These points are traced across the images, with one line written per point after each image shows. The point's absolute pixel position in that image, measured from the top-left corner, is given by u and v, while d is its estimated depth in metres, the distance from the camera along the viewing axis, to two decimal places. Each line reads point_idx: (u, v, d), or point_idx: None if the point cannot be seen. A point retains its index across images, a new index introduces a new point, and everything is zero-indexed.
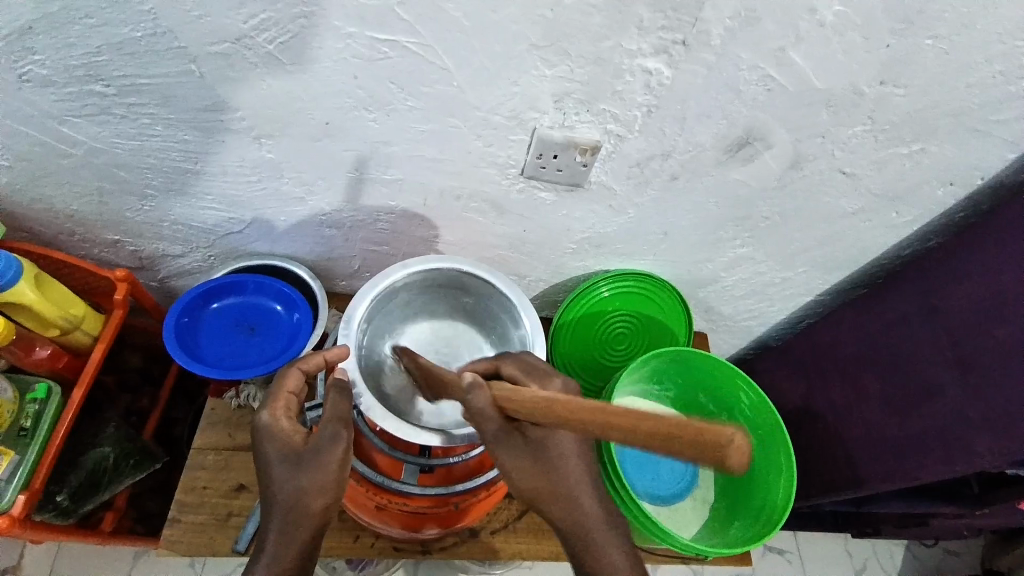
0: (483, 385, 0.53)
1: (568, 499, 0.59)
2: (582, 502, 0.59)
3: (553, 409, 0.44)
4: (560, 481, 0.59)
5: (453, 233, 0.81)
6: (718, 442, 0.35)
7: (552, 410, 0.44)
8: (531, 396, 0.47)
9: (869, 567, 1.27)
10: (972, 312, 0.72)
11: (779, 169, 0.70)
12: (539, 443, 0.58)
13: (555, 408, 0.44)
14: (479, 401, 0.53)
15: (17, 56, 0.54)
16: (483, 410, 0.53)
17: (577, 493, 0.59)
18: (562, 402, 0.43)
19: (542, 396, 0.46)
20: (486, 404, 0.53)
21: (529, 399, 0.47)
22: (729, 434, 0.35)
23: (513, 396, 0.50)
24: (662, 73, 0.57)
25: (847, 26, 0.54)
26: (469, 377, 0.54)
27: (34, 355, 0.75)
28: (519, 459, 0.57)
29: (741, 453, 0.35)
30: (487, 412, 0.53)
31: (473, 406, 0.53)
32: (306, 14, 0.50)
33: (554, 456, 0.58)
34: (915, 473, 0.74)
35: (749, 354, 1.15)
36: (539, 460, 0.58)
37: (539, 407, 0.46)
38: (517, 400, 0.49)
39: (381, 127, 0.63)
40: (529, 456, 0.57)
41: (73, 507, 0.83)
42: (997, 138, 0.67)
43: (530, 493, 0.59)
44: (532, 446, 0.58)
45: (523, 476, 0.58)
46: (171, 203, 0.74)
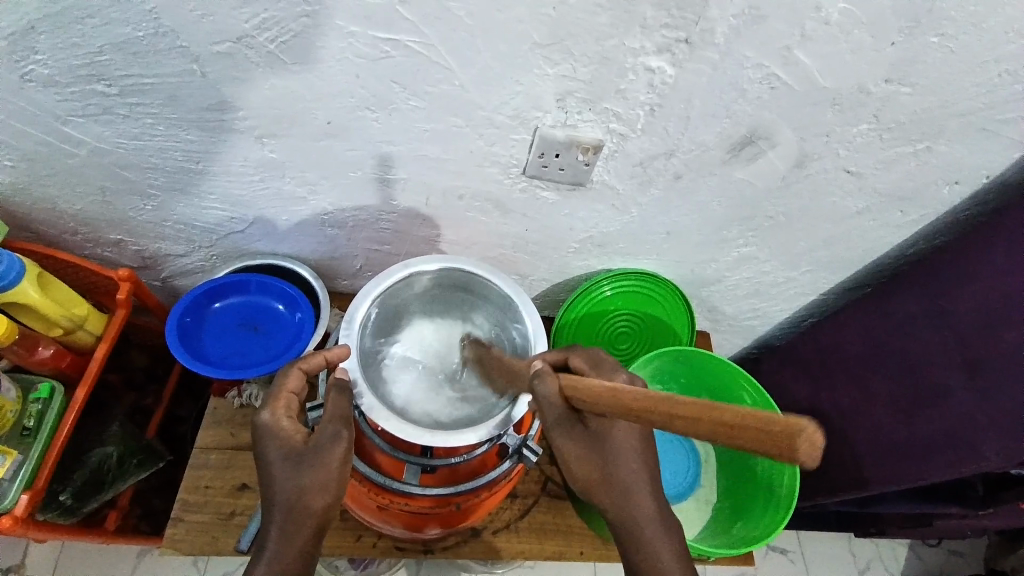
0: (550, 373, 0.55)
1: (625, 494, 0.58)
2: (640, 497, 0.58)
3: (619, 400, 0.44)
4: (618, 475, 0.58)
5: (456, 233, 0.81)
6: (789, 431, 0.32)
7: (619, 401, 0.44)
8: (597, 389, 0.48)
9: (873, 567, 1.27)
10: (980, 312, 0.71)
11: (783, 168, 0.70)
12: (602, 434, 0.57)
13: (624, 400, 0.44)
14: (546, 390, 0.54)
15: (21, 56, 0.53)
16: (549, 398, 0.55)
17: (634, 489, 0.58)
18: (632, 392, 0.43)
19: (613, 387, 0.46)
20: (553, 395, 0.54)
21: (597, 390, 0.48)
22: (799, 423, 0.32)
23: (579, 386, 0.51)
24: (666, 72, 0.57)
25: (853, 25, 0.53)
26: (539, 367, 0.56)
27: (37, 355, 0.75)
28: (578, 450, 0.57)
29: (813, 445, 0.32)
30: (553, 402, 0.55)
31: (539, 395, 0.55)
32: (309, 13, 0.50)
33: (613, 448, 0.58)
34: (922, 474, 0.73)
35: (753, 354, 1.15)
36: (594, 449, 0.57)
37: (605, 398, 0.46)
38: (583, 391, 0.50)
39: (384, 127, 0.62)
40: (588, 448, 0.57)
41: (76, 506, 0.83)
42: (1004, 138, 0.67)
43: (587, 484, 0.58)
44: (594, 437, 0.57)
45: (580, 467, 0.57)
46: (175, 202, 0.74)
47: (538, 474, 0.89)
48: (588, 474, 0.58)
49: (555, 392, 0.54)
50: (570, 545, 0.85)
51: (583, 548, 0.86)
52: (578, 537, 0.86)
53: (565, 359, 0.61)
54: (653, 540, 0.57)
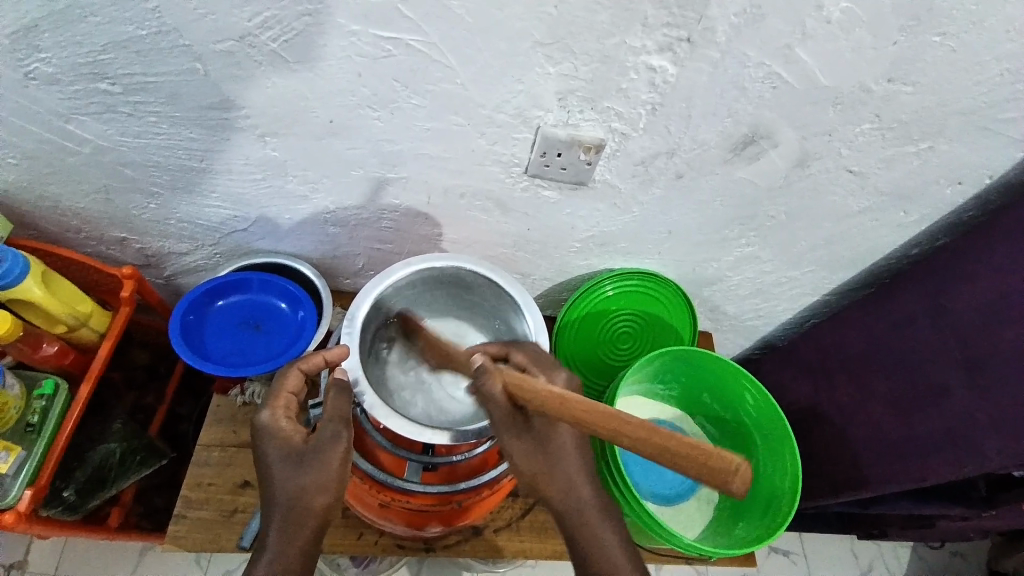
0: (494, 370, 0.59)
1: (567, 488, 0.59)
2: (581, 491, 0.59)
3: (566, 405, 0.49)
4: (561, 471, 0.59)
5: (457, 232, 0.81)
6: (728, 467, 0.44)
7: (565, 407, 0.49)
8: (539, 389, 0.52)
9: (875, 568, 1.27)
10: (981, 311, 0.71)
11: (785, 167, 0.70)
12: (542, 430, 0.59)
13: (568, 405, 0.49)
14: (490, 386, 0.58)
15: (24, 54, 0.54)
16: (493, 394, 0.58)
17: (576, 483, 0.59)
18: (584, 409, 0.48)
19: (554, 391, 0.50)
20: (498, 391, 0.58)
21: (542, 394, 0.51)
22: (738, 468, 0.44)
23: (522, 383, 0.55)
24: (667, 71, 0.57)
25: (854, 24, 0.53)
26: (483, 364, 0.60)
27: (41, 352, 0.75)
28: (521, 445, 0.59)
29: (742, 480, 0.44)
30: (497, 397, 0.58)
31: (484, 391, 0.59)
32: (310, 12, 0.50)
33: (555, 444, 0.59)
34: (922, 475, 0.73)
35: (754, 354, 1.15)
36: (536, 445, 0.59)
37: (547, 399, 0.50)
38: (525, 388, 0.53)
39: (385, 126, 0.63)
40: (532, 443, 0.59)
41: (79, 503, 0.83)
42: (1007, 137, 0.66)
43: (531, 482, 0.59)
44: (533, 434, 0.59)
45: (524, 462, 0.59)
46: (178, 200, 0.74)
47: None
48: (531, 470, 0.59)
49: (499, 389, 0.58)
50: None
51: None
52: None
53: (507, 354, 0.67)
54: (601, 535, 0.57)
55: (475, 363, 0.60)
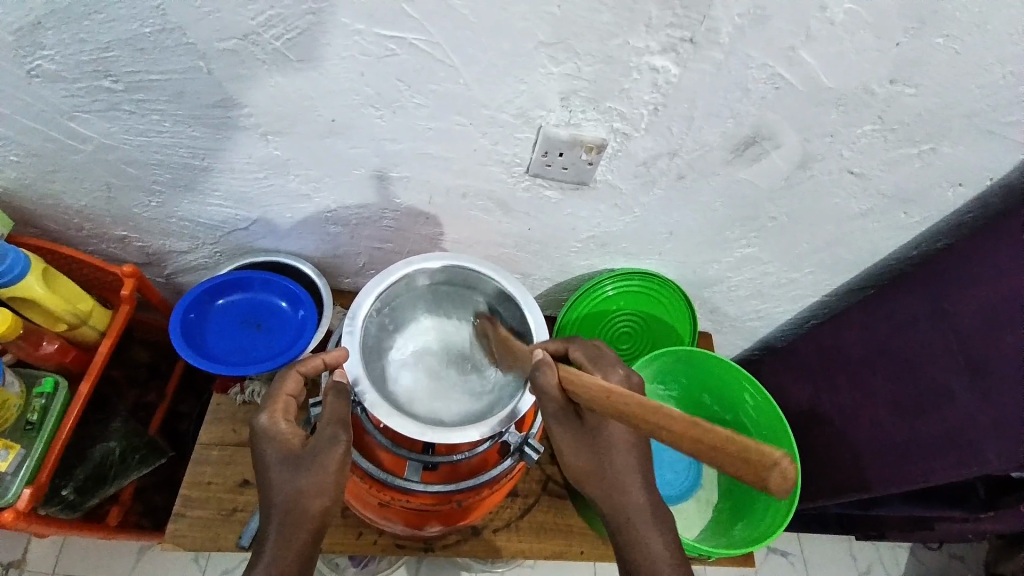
0: (551, 365, 0.56)
1: (616, 485, 0.59)
2: (629, 489, 0.59)
3: (612, 400, 0.45)
4: (610, 468, 0.59)
5: (459, 231, 0.81)
6: (765, 462, 0.36)
7: (610, 402, 0.45)
8: (591, 384, 0.48)
9: (873, 569, 1.27)
10: (982, 314, 0.71)
11: (787, 168, 0.70)
12: (594, 425, 0.59)
13: (613, 401, 0.45)
14: (545, 379, 0.55)
15: (27, 51, 0.54)
16: (546, 388, 0.56)
17: (627, 484, 0.59)
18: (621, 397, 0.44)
19: (604, 388, 0.47)
20: (552, 385, 0.55)
21: (591, 385, 0.49)
22: (777, 457, 0.36)
23: (576, 378, 0.52)
24: (670, 72, 0.57)
25: (858, 25, 0.53)
26: (541, 358, 0.56)
27: (42, 349, 0.75)
28: (572, 438, 0.59)
29: (784, 479, 0.36)
30: (551, 391, 0.55)
31: (539, 384, 0.56)
32: (314, 10, 0.50)
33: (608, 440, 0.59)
34: (924, 476, 0.73)
35: (754, 355, 1.15)
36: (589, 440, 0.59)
37: (598, 396, 0.47)
38: (578, 384, 0.50)
39: (388, 125, 0.63)
40: (582, 437, 0.59)
41: (79, 501, 0.83)
42: (1008, 139, 0.67)
43: (579, 473, 0.60)
44: (587, 429, 0.59)
45: (576, 455, 0.59)
46: (179, 199, 0.74)
47: (539, 473, 0.89)
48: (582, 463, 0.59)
49: (554, 382, 0.55)
50: (569, 545, 0.85)
51: (583, 548, 0.86)
52: (578, 536, 0.86)
53: (565, 348, 0.64)
54: (644, 535, 0.58)
55: (535, 355, 0.57)
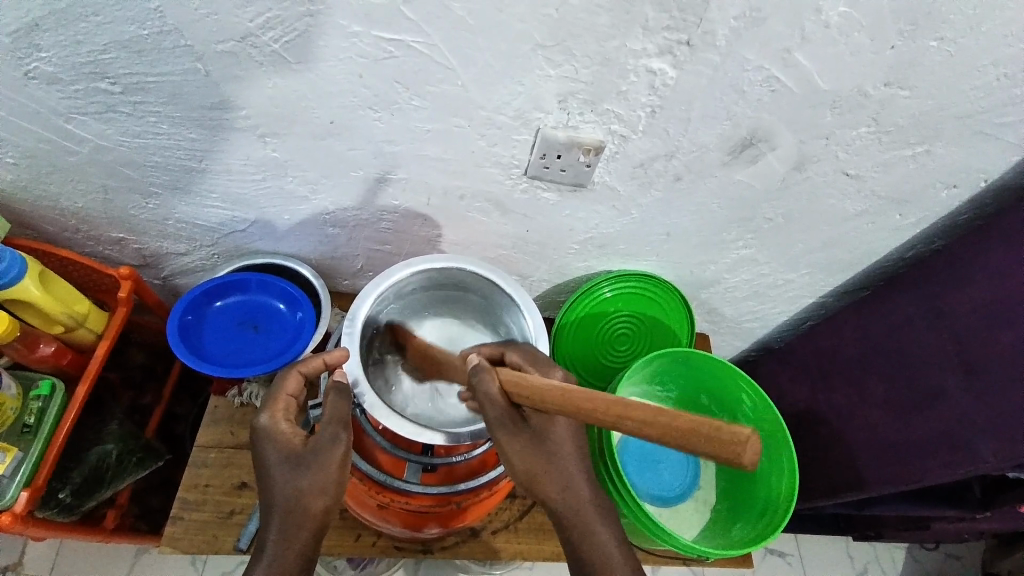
0: (489, 370, 0.58)
1: (564, 487, 0.60)
2: (575, 487, 0.60)
3: (567, 398, 0.49)
4: (558, 468, 0.60)
5: (456, 233, 0.81)
6: (738, 440, 0.40)
7: (567, 400, 0.49)
8: (538, 384, 0.53)
9: (870, 570, 1.27)
10: (978, 315, 0.72)
11: (783, 170, 0.70)
12: (539, 430, 0.60)
13: (570, 401, 0.49)
14: (487, 387, 0.58)
15: (24, 53, 0.54)
16: (490, 394, 0.58)
17: (577, 483, 0.60)
18: (582, 395, 0.48)
19: (558, 387, 0.51)
20: (495, 389, 0.57)
21: (541, 387, 0.52)
22: (747, 432, 0.40)
23: (522, 382, 0.55)
24: (666, 73, 0.57)
25: (853, 27, 0.54)
26: (479, 364, 0.59)
27: (38, 352, 0.75)
28: (518, 445, 0.59)
29: (755, 454, 0.39)
30: (494, 397, 0.58)
31: (480, 391, 0.58)
32: (312, 12, 0.51)
33: (554, 442, 0.60)
34: (919, 477, 0.73)
35: (751, 356, 1.15)
36: (536, 444, 0.59)
37: (551, 396, 0.51)
38: (525, 386, 0.54)
39: (386, 127, 0.63)
40: (528, 442, 0.59)
41: (75, 504, 0.83)
42: (1002, 141, 0.67)
43: (528, 482, 0.60)
44: (534, 434, 0.60)
45: (524, 463, 0.59)
46: (176, 200, 0.74)
47: None
48: (531, 469, 0.59)
49: (496, 388, 0.58)
50: None
51: None
52: None
53: (502, 353, 0.65)
54: (598, 533, 0.59)
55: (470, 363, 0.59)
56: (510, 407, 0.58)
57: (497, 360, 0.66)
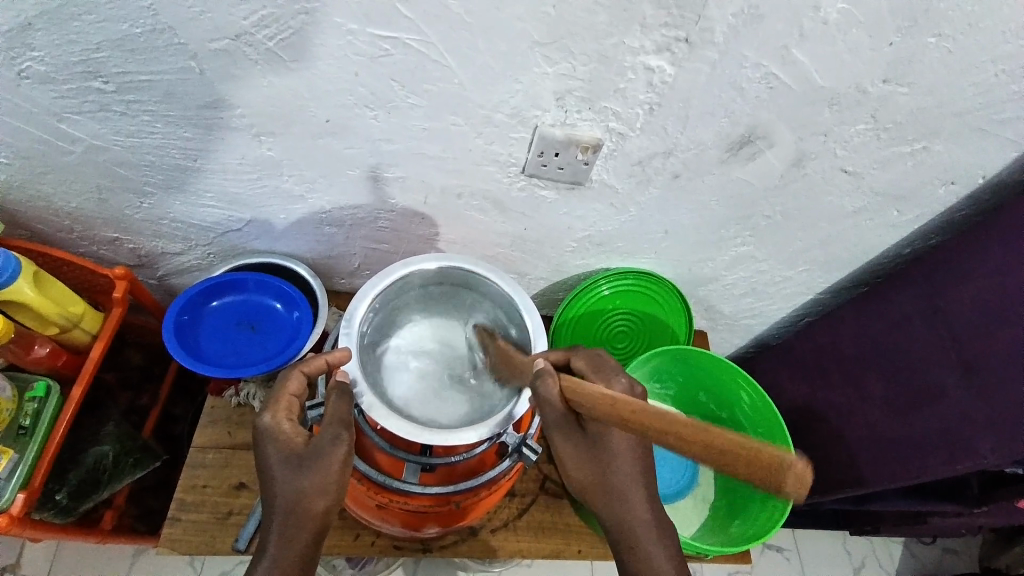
0: (552, 374, 0.57)
1: (619, 499, 0.59)
2: (631, 500, 0.59)
3: (618, 408, 0.47)
4: (615, 478, 0.59)
5: (454, 232, 0.81)
6: (779, 466, 0.35)
7: (614, 409, 0.47)
8: (595, 392, 0.50)
9: (868, 565, 1.28)
10: (976, 312, 0.72)
11: (782, 167, 0.70)
12: (598, 438, 0.59)
13: (620, 409, 0.46)
14: (547, 391, 0.57)
15: (16, 52, 0.53)
16: (548, 398, 0.57)
17: (631, 496, 0.59)
18: (626, 405, 0.46)
19: (610, 397, 0.48)
20: (554, 395, 0.56)
21: (595, 396, 0.50)
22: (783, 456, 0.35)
23: (580, 388, 0.53)
24: (665, 71, 0.57)
25: (851, 24, 0.53)
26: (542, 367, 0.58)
27: (33, 354, 0.74)
28: (574, 451, 0.59)
29: (801, 481, 0.35)
30: (552, 401, 0.57)
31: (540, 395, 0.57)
32: (307, 10, 0.50)
33: (611, 452, 0.59)
34: (918, 474, 0.73)
35: (749, 352, 1.15)
36: (592, 453, 0.59)
37: (603, 405, 0.48)
38: (582, 393, 0.52)
39: (383, 126, 0.62)
40: (583, 447, 0.59)
41: (73, 506, 0.83)
42: (999, 137, 0.67)
43: (583, 486, 0.60)
44: (590, 442, 0.59)
45: (578, 469, 0.59)
46: (171, 200, 0.73)
47: (536, 472, 0.89)
48: (585, 476, 0.59)
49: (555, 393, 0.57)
50: (567, 544, 0.85)
51: (580, 547, 0.86)
52: (576, 535, 0.86)
53: (568, 358, 0.64)
54: (648, 548, 0.58)
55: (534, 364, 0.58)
56: (568, 412, 0.58)
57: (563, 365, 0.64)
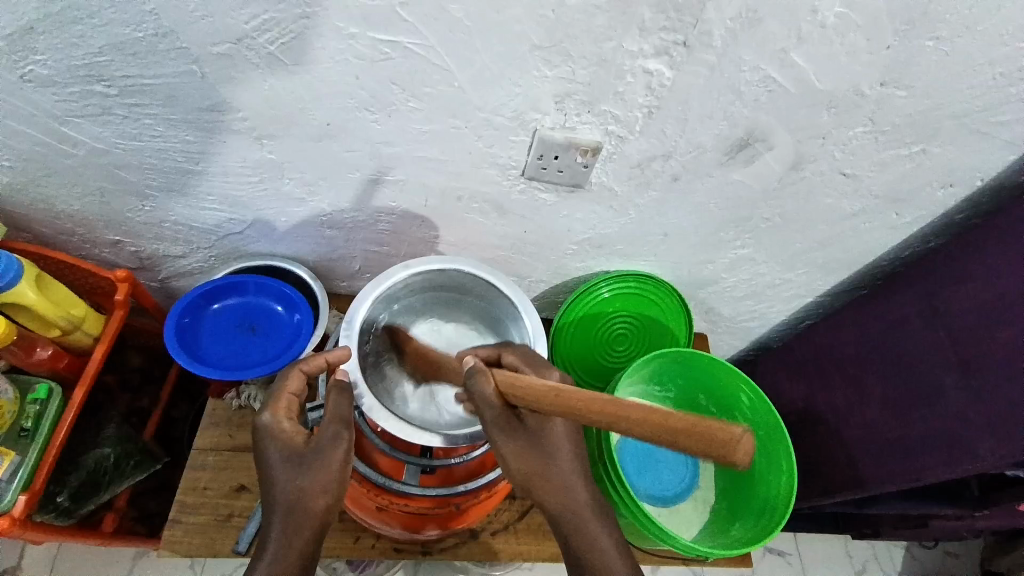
0: (485, 371, 0.59)
1: (560, 487, 0.60)
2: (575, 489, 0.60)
3: (561, 399, 0.49)
4: (554, 468, 0.60)
5: (455, 234, 0.81)
6: (729, 441, 0.41)
7: (559, 400, 0.50)
8: (531, 384, 0.53)
9: (869, 569, 1.27)
10: (975, 314, 0.72)
11: (781, 169, 0.70)
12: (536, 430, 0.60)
13: (562, 398, 0.49)
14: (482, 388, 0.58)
15: (20, 56, 0.54)
16: (484, 395, 0.58)
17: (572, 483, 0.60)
18: (569, 394, 0.49)
19: (548, 387, 0.51)
20: (489, 391, 0.58)
21: (533, 388, 0.53)
22: (738, 432, 0.42)
23: (516, 383, 0.55)
24: (663, 74, 0.57)
25: (848, 27, 0.54)
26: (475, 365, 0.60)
27: (35, 356, 0.75)
28: (514, 445, 0.59)
29: (745, 453, 0.41)
30: (489, 398, 0.58)
31: (475, 392, 0.59)
32: (308, 14, 0.51)
33: (551, 443, 0.60)
34: (918, 476, 0.73)
35: (749, 355, 1.15)
36: (533, 444, 0.60)
37: (541, 395, 0.51)
38: (520, 386, 0.54)
39: (383, 128, 0.63)
40: (524, 439, 0.59)
41: (74, 508, 0.83)
42: (998, 139, 0.67)
43: (525, 481, 0.60)
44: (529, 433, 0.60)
45: (519, 461, 0.59)
46: (173, 203, 0.74)
47: None
48: (527, 468, 0.59)
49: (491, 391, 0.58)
50: None
51: None
52: None
53: (498, 355, 0.66)
54: (594, 534, 0.58)
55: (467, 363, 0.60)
56: (505, 408, 0.59)
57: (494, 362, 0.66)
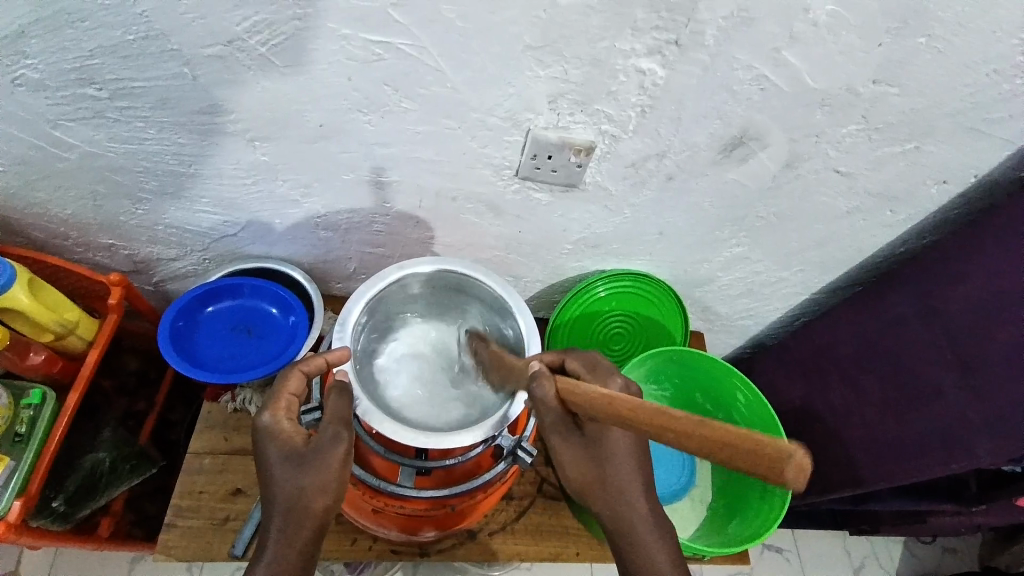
0: (548, 376, 0.58)
1: (618, 496, 0.59)
2: (634, 502, 0.59)
3: (613, 406, 0.46)
4: (613, 477, 0.58)
5: (450, 235, 0.81)
6: (778, 456, 0.34)
7: (611, 407, 0.46)
8: (592, 393, 0.49)
9: (868, 566, 1.28)
10: (969, 311, 0.72)
11: (775, 168, 0.70)
12: (596, 438, 0.59)
13: (614, 405, 0.46)
14: (543, 392, 0.57)
15: (11, 60, 0.53)
16: (545, 400, 0.57)
17: (629, 494, 0.59)
18: (620, 400, 0.46)
19: (604, 393, 0.48)
20: (550, 396, 0.57)
21: (591, 394, 0.50)
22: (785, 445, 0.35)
23: (575, 389, 0.54)
24: (657, 73, 0.57)
25: (841, 26, 0.54)
26: (537, 370, 0.58)
27: (29, 360, 0.75)
28: (573, 452, 0.59)
29: (801, 473, 0.34)
30: (549, 403, 0.58)
31: (537, 396, 0.58)
32: (301, 16, 0.50)
33: (612, 452, 0.58)
34: (914, 472, 0.74)
35: (746, 353, 1.16)
36: (591, 453, 0.59)
37: (597, 402, 0.48)
38: (578, 395, 0.52)
39: (377, 129, 0.62)
40: (582, 448, 0.59)
41: (70, 512, 0.83)
42: (991, 137, 0.67)
43: (582, 487, 0.60)
44: (588, 442, 0.59)
45: (575, 467, 0.59)
46: (167, 206, 0.73)
47: (533, 474, 0.89)
48: (584, 475, 0.59)
49: (552, 395, 0.57)
50: (565, 546, 0.85)
51: (579, 550, 0.86)
52: (575, 538, 0.86)
53: (562, 360, 0.63)
54: (644, 542, 0.58)
55: (529, 367, 0.59)
56: (565, 415, 0.58)
57: (558, 367, 0.64)
